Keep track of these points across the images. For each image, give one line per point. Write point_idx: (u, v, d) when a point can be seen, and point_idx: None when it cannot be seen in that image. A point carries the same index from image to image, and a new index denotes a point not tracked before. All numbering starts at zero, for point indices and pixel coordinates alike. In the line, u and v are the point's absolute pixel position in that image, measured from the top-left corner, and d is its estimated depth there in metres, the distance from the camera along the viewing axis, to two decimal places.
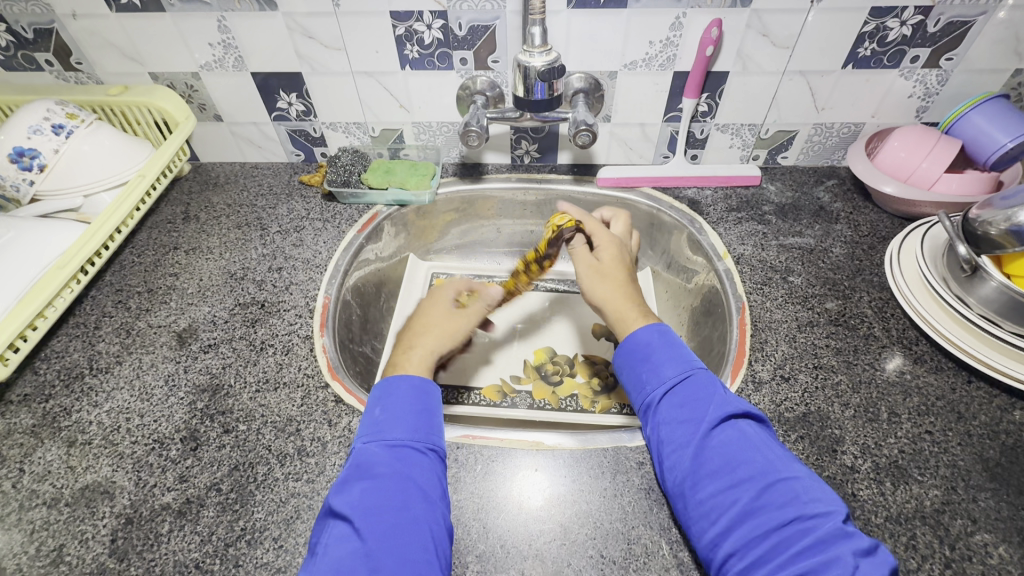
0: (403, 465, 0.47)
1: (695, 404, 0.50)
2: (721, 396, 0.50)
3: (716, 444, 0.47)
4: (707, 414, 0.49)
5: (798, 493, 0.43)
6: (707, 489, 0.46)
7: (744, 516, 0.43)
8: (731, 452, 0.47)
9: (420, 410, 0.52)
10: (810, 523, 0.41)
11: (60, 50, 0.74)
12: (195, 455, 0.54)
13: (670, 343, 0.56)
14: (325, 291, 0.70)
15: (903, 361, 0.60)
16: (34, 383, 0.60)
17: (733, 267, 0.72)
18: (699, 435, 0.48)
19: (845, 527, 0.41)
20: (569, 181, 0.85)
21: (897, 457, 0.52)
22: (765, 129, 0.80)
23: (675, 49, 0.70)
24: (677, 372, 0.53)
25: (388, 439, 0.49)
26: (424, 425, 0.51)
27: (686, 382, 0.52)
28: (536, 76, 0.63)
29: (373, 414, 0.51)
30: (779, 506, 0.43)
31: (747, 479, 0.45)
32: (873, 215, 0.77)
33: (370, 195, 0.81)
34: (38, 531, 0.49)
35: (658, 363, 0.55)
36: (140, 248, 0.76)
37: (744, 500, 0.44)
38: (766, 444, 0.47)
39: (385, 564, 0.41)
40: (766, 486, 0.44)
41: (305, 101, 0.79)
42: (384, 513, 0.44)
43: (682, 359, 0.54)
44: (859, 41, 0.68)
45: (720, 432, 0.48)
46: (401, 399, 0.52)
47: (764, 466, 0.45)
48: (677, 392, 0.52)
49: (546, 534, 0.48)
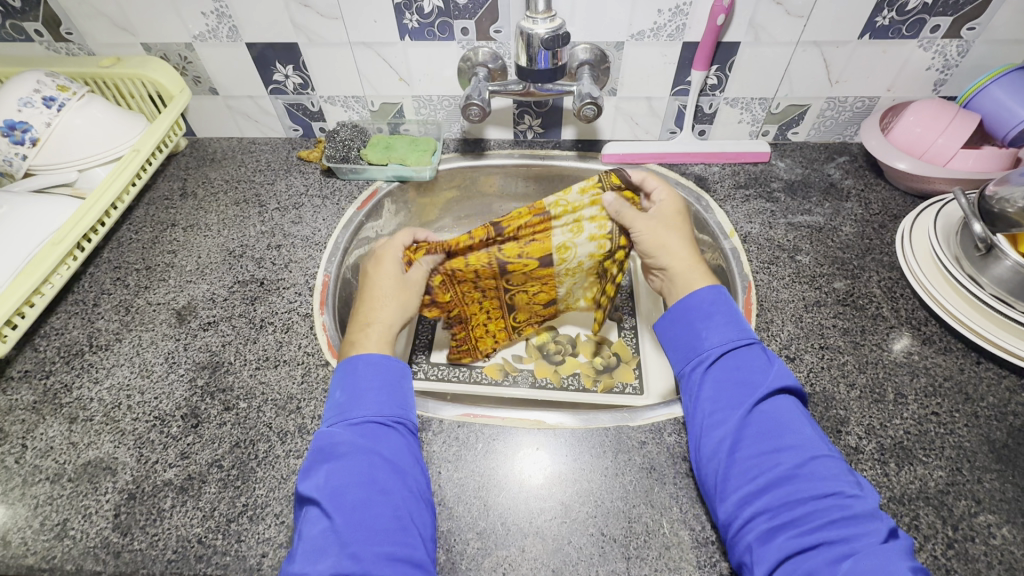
0: (368, 441, 0.47)
1: (750, 371, 0.51)
2: (777, 369, 0.51)
3: (766, 411, 0.48)
4: (762, 382, 0.49)
5: (839, 470, 0.44)
6: (749, 450, 0.46)
7: (782, 481, 0.44)
8: (780, 420, 0.47)
9: (380, 385, 0.51)
10: (850, 495, 0.42)
11: (50, 19, 0.72)
12: (196, 433, 0.54)
13: (731, 309, 0.56)
14: (324, 270, 0.69)
15: (911, 342, 0.59)
16: (34, 359, 0.60)
17: (740, 245, 0.70)
18: (750, 400, 0.48)
19: (877, 506, 0.42)
20: (574, 157, 0.83)
21: (902, 438, 0.51)
22: (776, 104, 0.78)
23: (684, 18, 0.68)
24: (737, 337, 0.53)
25: (350, 419, 0.49)
26: (389, 398, 0.50)
27: (745, 349, 0.52)
28: (539, 44, 0.60)
29: (335, 399, 0.51)
30: (819, 477, 0.43)
31: (793, 447, 0.45)
32: (885, 193, 0.75)
33: (370, 171, 0.79)
34: (42, 505, 0.49)
35: (718, 324, 0.54)
36: (138, 225, 0.75)
37: (787, 465, 0.44)
38: (812, 423, 0.48)
39: (359, 539, 0.42)
40: (811, 456, 0.44)
41: (302, 73, 0.77)
42: (353, 488, 0.44)
43: (742, 327, 0.54)
44: (877, 9, 0.65)
45: (771, 401, 0.49)
46: (349, 380, 0.51)
47: (811, 439, 0.46)
48: (737, 356, 0.52)
49: (547, 512, 0.48)
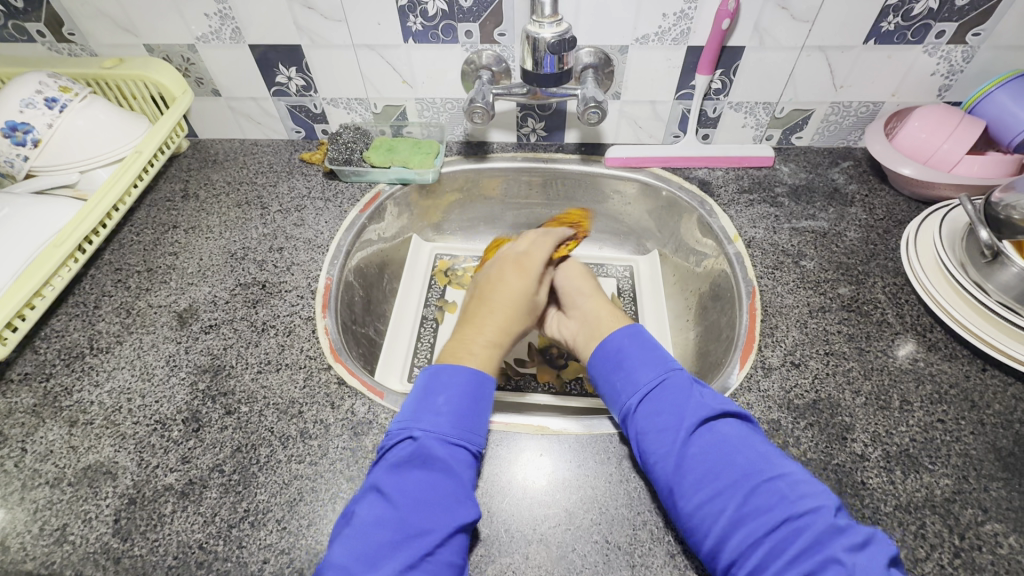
0: (454, 466, 0.46)
1: (671, 411, 0.48)
2: (698, 397, 0.48)
3: (698, 450, 0.45)
4: (686, 419, 0.47)
5: (784, 493, 0.41)
6: (695, 499, 0.44)
7: (734, 524, 0.41)
8: (710, 458, 0.45)
9: (477, 409, 0.50)
10: (799, 523, 0.40)
11: (52, 20, 0.72)
12: (197, 437, 0.53)
13: (643, 346, 0.54)
14: (326, 272, 0.69)
15: (916, 348, 0.59)
16: (34, 362, 0.59)
17: (743, 250, 0.70)
18: (680, 444, 0.46)
19: (837, 521, 0.40)
20: (577, 161, 0.83)
21: (908, 446, 0.51)
22: (780, 108, 0.78)
23: (689, 22, 0.67)
24: (652, 377, 0.51)
25: (444, 434, 0.47)
26: (479, 424, 0.50)
27: (661, 388, 0.50)
28: (544, 48, 0.60)
29: (437, 402, 0.49)
30: (767, 509, 0.41)
31: (733, 483, 0.43)
32: (889, 198, 0.75)
33: (372, 174, 0.79)
34: (41, 510, 0.49)
35: (632, 369, 0.52)
36: (139, 227, 0.74)
37: (730, 509, 0.42)
38: (748, 441, 0.46)
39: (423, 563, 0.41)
40: (752, 489, 0.42)
41: (305, 75, 0.77)
42: (430, 510, 0.43)
43: (656, 363, 0.52)
44: (883, 15, 0.65)
45: (701, 435, 0.46)
46: (454, 390, 0.50)
47: (748, 469, 0.43)
48: (652, 402, 0.49)
49: (551, 519, 0.48)
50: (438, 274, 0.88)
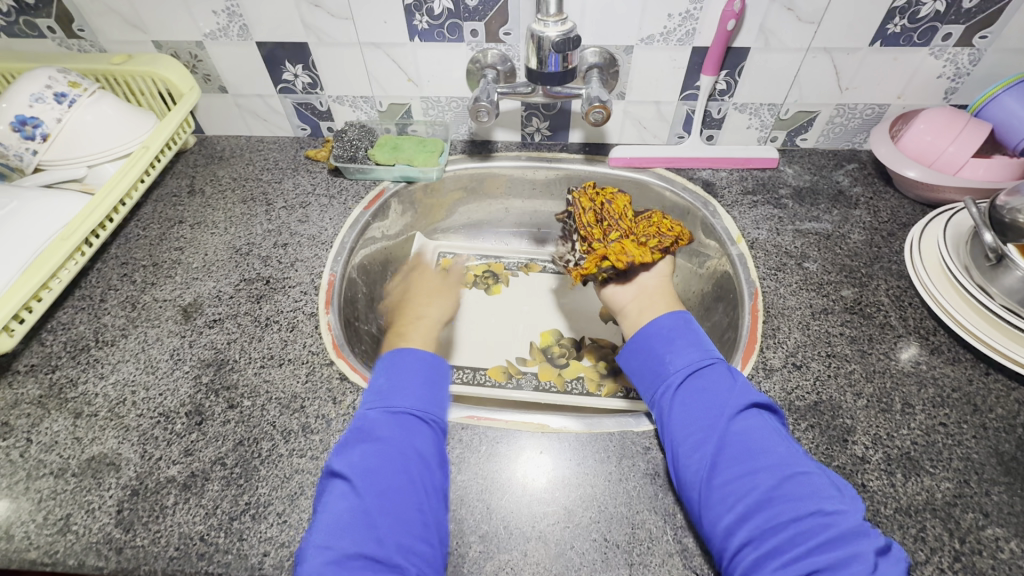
0: (404, 432, 0.48)
1: (717, 392, 0.49)
2: (743, 386, 0.50)
3: (737, 432, 0.46)
4: (730, 401, 0.48)
5: (817, 488, 0.42)
6: (726, 475, 0.44)
7: (760, 506, 0.42)
8: (749, 440, 0.45)
9: (422, 381, 0.52)
10: (828, 517, 0.40)
11: (62, 16, 0.73)
12: (199, 430, 0.54)
13: (692, 332, 0.55)
14: (329, 268, 0.69)
15: (919, 351, 0.58)
16: (40, 353, 0.60)
17: (747, 251, 0.70)
18: (720, 422, 0.47)
19: (863, 525, 0.40)
20: (581, 160, 0.83)
21: (909, 448, 0.51)
22: (785, 110, 0.78)
23: (695, 23, 0.67)
24: (700, 358, 0.52)
25: (390, 406, 0.50)
26: (427, 393, 0.52)
27: (708, 369, 0.51)
28: (549, 47, 0.60)
29: (379, 383, 0.52)
30: (797, 498, 0.41)
31: (769, 468, 0.44)
32: (894, 201, 0.75)
33: (377, 171, 0.79)
34: (46, 500, 0.49)
35: (679, 348, 0.54)
36: (146, 221, 0.75)
37: (759, 490, 0.43)
38: (786, 437, 0.46)
39: (383, 523, 0.42)
40: (787, 478, 0.43)
41: (311, 73, 0.77)
42: (382, 475, 0.45)
43: (705, 348, 0.54)
44: (889, 17, 0.65)
45: (742, 419, 0.47)
46: (394, 370, 0.53)
47: (784, 458, 0.44)
48: (698, 379, 0.51)
49: (550, 516, 0.48)
50: (441, 271, 0.88)
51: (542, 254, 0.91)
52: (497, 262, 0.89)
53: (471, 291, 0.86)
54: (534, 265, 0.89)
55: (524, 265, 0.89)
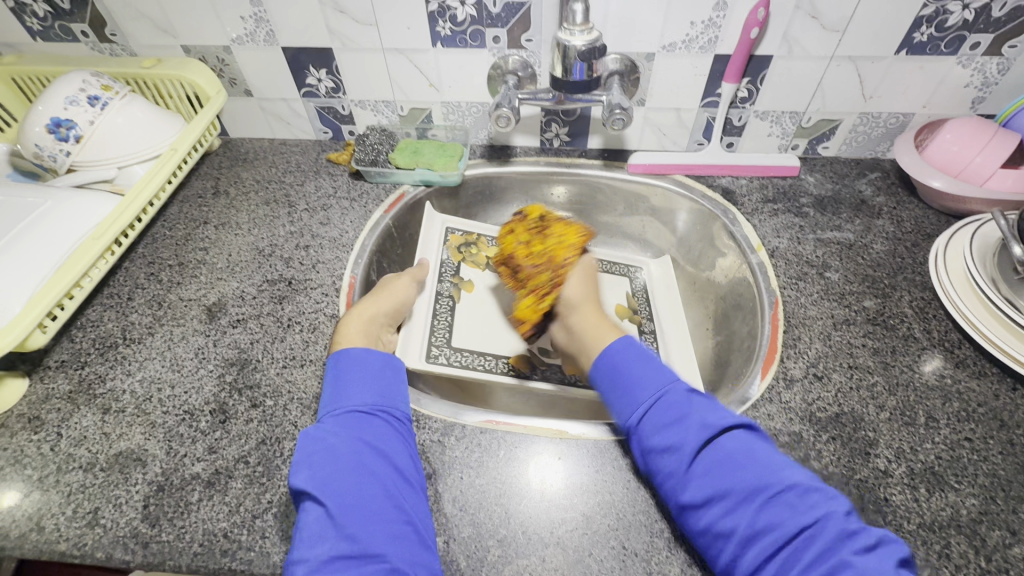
0: (353, 430, 0.49)
1: (674, 427, 0.48)
2: (698, 412, 0.48)
3: (703, 469, 0.45)
4: (687, 438, 0.47)
5: (793, 504, 0.41)
6: (708, 515, 0.43)
7: (747, 540, 0.41)
8: (717, 474, 0.44)
9: (365, 376, 0.53)
10: (810, 531, 0.40)
11: (96, 21, 0.75)
12: (223, 428, 0.55)
13: (641, 362, 0.54)
14: (350, 271, 0.70)
15: (942, 364, 0.58)
16: (70, 350, 0.62)
17: (767, 260, 0.70)
18: (684, 463, 0.46)
19: (847, 526, 0.40)
20: (599, 166, 0.83)
21: (933, 463, 0.50)
22: (807, 118, 0.77)
23: (717, 30, 0.67)
24: (649, 395, 0.51)
25: (334, 411, 0.50)
26: (374, 386, 0.53)
27: (660, 405, 0.50)
28: (575, 56, 0.61)
29: (325, 392, 0.53)
30: (780, 523, 0.41)
31: (743, 498, 0.43)
32: (917, 211, 0.74)
33: (397, 175, 0.80)
34: (75, 493, 0.51)
35: (631, 387, 0.53)
36: (171, 222, 0.77)
37: (743, 524, 0.42)
38: (751, 450, 0.46)
39: (352, 519, 0.43)
40: (762, 503, 0.42)
41: (334, 77, 0.79)
42: (340, 476, 0.45)
43: (653, 380, 0.52)
44: (916, 25, 0.65)
45: (704, 451, 0.46)
46: (329, 381, 0.54)
47: (756, 482, 0.43)
48: (655, 417, 0.49)
49: (568, 523, 0.48)
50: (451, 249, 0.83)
51: None
52: None
53: (484, 274, 0.83)
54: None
55: None
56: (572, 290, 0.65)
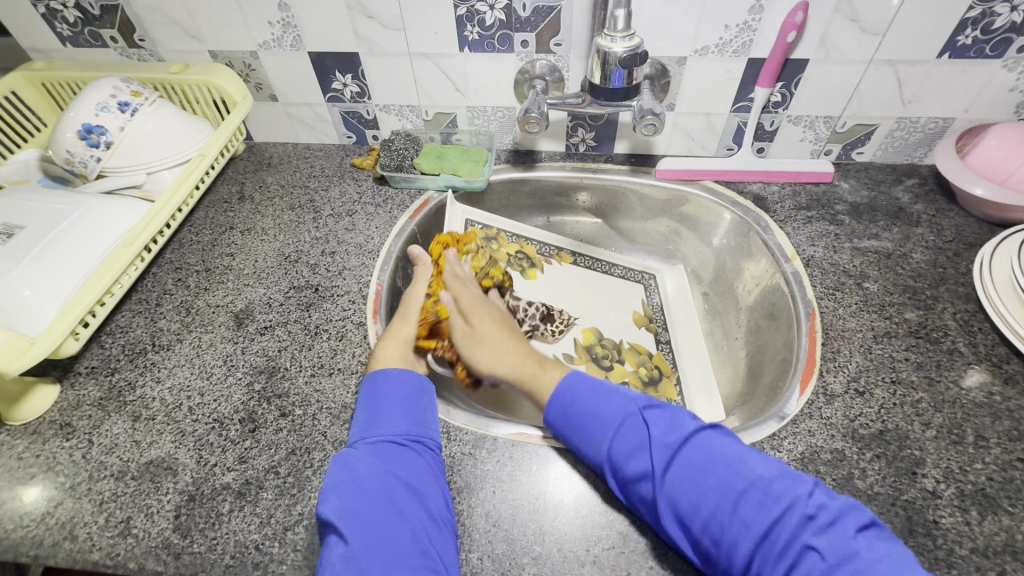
0: (383, 463, 0.48)
1: (638, 455, 0.47)
2: (649, 436, 0.48)
3: (677, 489, 0.44)
4: (651, 463, 0.46)
5: (763, 500, 0.42)
6: (697, 532, 0.43)
7: (736, 547, 0.41)
8: (690, 491, 0.44)
9: (399, 403, 0.53)
10: (779, 522, 0.41)
11: (125, 26, 0.75)
12: (253, 438, 0.54)
13: (587, 394, 0.54)
14: (376, 277, 0.70)
15: (990, 380, 0.56)
16: (100, 356, 0.62)
17: (802, 269, 0.68)
18: (660, 488, 0.45)
19: (813, 513, 0.41)
20: (626, 171, 0.82)
21: (984, 484, 0.48)
22: (842, 123, 0.75)
23: (752, 34, 0.66)
24: (604, 431, 0.50)
25: (367, 440, 0.50)
26: (407, 415, 0.52)
27: (618, 437, 0.49)
28: (615, 63, 0.60)
29: (358, 417, 0.52)
30: (759, 524, 0.41)
31: (720, 508, 0.42)
32: (958, 219, 0.72)
33: (422, 180, 0.79)
34: (107, 502, 0.51)
35: (586, 422, 0.51)
36: (198, 227, 0.77)
37: (727, 535, 0.41)
38: (707, 455, 0.46)
39: (376, 559, 0.42)
40: (736, 507, 0.42)
41: (360, 82, 0.78)
42: (366, 512, 0.45)
43: (599, 411, 0.52)
44: (960, 27, 0.62)
45: (671, 471, 0.45)
46: (360, 407, 0.53)
47: (722, 489, 0.43)
48: (619, 453, 0.48)
49: (605, 541, 0.47)
50: None
51: (574, 243, 0.87)
52: (529, 246, 0.84)
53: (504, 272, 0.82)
54: (565, 254, 0.85)
55: (556, 253, 0.85)
56: (473, 305, 0.65)
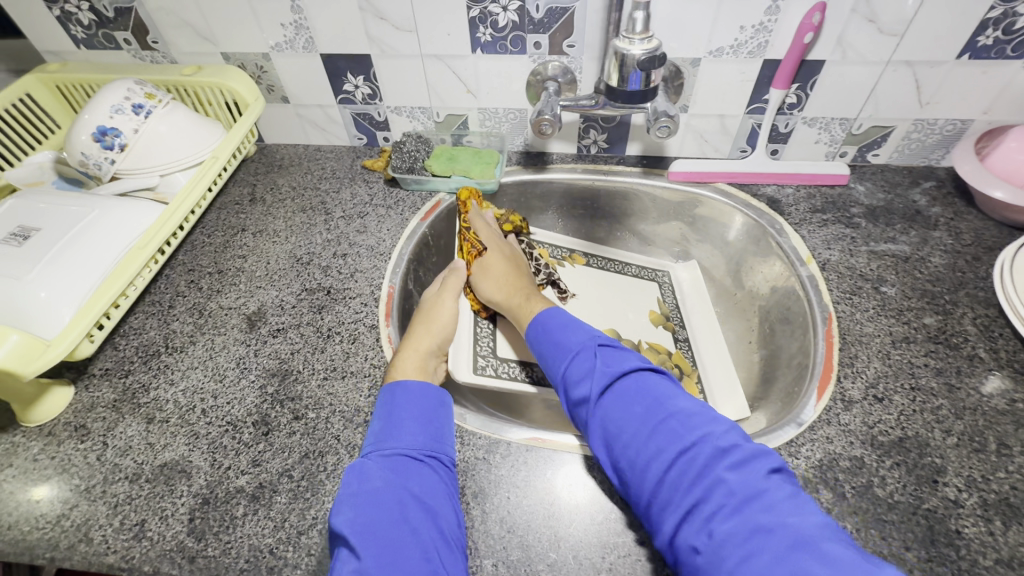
0: (399, 477, 0.46)
1: (585, 380, 0.49)
2: (599, 363, 0.50)
3: (607, 412, 0.46)
4: (592, 387, 0.48)
5: (677, 430, 0.42)
6: (615, 454, 0.44)
7: (643, 469, 0.42)
8: (616, 415, 0.45)
9: (417, 416, 0.51)
10: (688, 450, 0.41)
11: (138, 29, 0.75)
12: (266, 440, 0.54)
13: (558, 327, 0.56)
14: (388, 280, 0.69)
15: (1012, 387, 0.55)
16: (114, 358, 0.62)
17: (818, 273, 0.67)
18: (594, 410, 0.47)
19: (726, 446, 0.40)
20: (638, 173, 0.81)
21: (1008, 494, 0.47)
22: (858, 125, 0.74)
23: (767, 35, 0.65)
24: (563, 358, 0.52)
25: (382, 451, 0.48)
26: (425, 430, 0.50)
27: (573, 362, 0.51)
28: (633, 65, 0.59)
29: (374, 428, 0.51)
30: (666, 448, 0.41)
31: (636, 434, 0.43)
32: (977, 222, 0.71)
33: (433, 182, 0.79)
34: (121, 505, 0.51)
35: (551, 352, 0.54)
36: (210, 229, 0.77)
37: (636, 456, 0.42)
38: (644, 387, 0.46)
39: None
40: (651, 432, 0.43)
41: (371, 84, 0.78)
42: (379, 528, 0.42)
43: (562, 342, 0.54)
44: (981, 28, 0.61)
45: (607, 397, 0.47)
46: (376, 416, 0.52)
47: (646, 415, 0.44)
48: (571, 376, 0.50)
49: (621, 548, 0.47)
50: None
51: (584, 246, 0.88)
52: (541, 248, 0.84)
53: None
54: (577, 256, 0.86)
55: (568, 255, 0.86)
56: (491, 242, 0.72)
